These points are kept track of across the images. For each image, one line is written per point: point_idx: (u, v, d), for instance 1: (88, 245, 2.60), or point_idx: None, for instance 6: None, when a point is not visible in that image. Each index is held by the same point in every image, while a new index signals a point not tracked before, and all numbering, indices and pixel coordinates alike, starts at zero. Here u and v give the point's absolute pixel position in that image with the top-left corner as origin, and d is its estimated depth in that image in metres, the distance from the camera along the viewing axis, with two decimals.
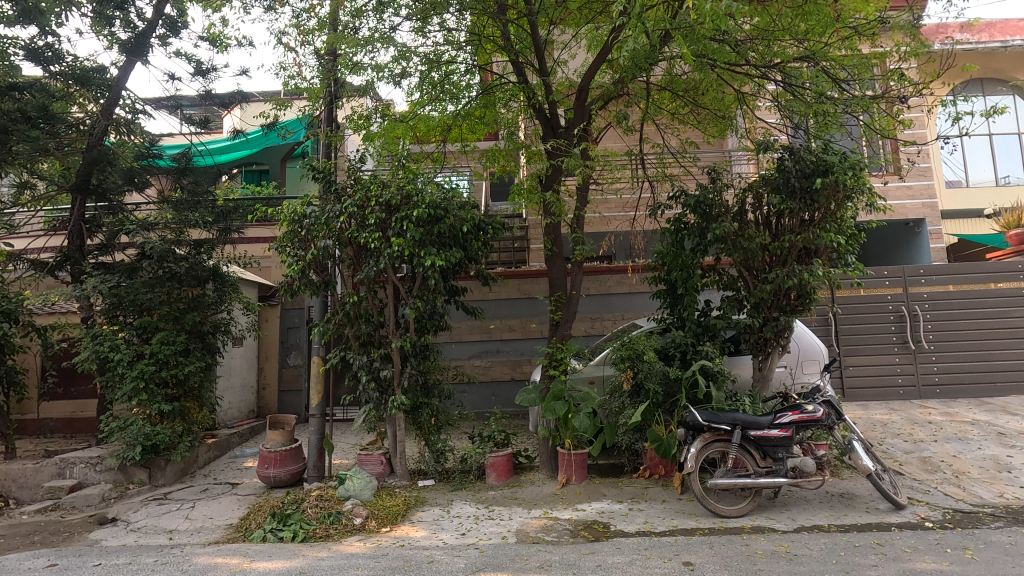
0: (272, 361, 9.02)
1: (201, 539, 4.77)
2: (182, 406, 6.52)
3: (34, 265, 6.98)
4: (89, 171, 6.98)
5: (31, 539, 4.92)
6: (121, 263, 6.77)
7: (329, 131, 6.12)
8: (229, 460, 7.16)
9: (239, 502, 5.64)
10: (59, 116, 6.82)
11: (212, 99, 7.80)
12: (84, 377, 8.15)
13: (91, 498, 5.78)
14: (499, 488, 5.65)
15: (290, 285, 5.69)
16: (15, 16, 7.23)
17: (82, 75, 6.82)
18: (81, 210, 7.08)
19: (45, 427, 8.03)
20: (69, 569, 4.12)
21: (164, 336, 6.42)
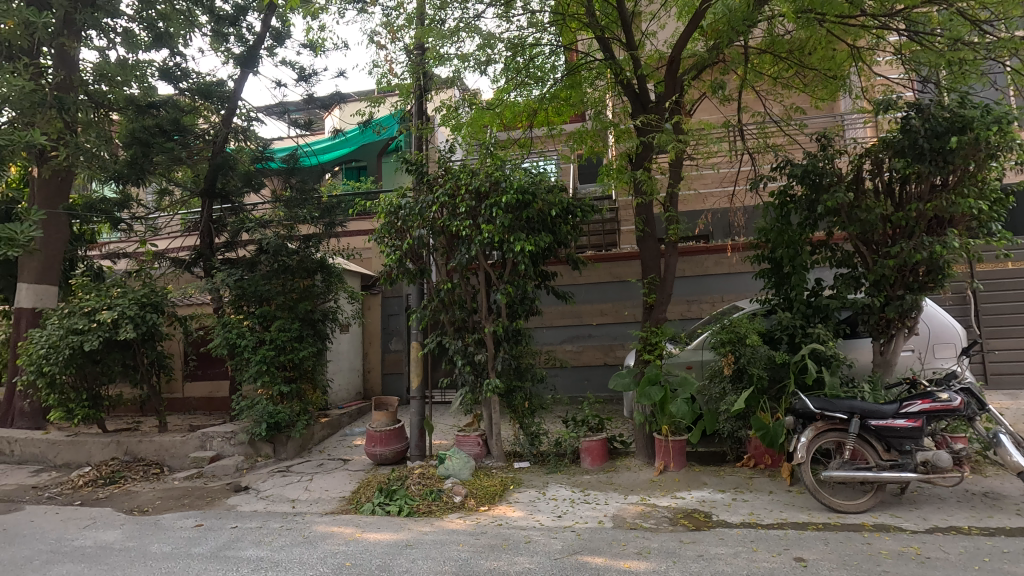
0: (376, 347, 9.56)
1: (320, 509, 5.21)
2: (299, 387, 7.14)
3: (175, 263, 7.92)
4: (214, 175, 7.75)
5: (182, 501, 5.64)
6: (243, 259, 7.48)
7: (420, 124, 6.32)
8: (341, 438, 7.73)
9: (351, 476, 6.08)
10: (189, 128, 7.64)
11: (315, 102, 8.33)
12: (218, 361, 9.16)
13: (228, 468, 6.51)
14: (594, 472, 5.63)
15: (389, 275, 5.95)
16: (150, 41, 8.19)
17: (205, 89, 7.63)
18: (210, 212, 7.91)
19: (190, 404, 9.14)
20: (213, 529, 4.68)
21: (281, 324, 7.04)
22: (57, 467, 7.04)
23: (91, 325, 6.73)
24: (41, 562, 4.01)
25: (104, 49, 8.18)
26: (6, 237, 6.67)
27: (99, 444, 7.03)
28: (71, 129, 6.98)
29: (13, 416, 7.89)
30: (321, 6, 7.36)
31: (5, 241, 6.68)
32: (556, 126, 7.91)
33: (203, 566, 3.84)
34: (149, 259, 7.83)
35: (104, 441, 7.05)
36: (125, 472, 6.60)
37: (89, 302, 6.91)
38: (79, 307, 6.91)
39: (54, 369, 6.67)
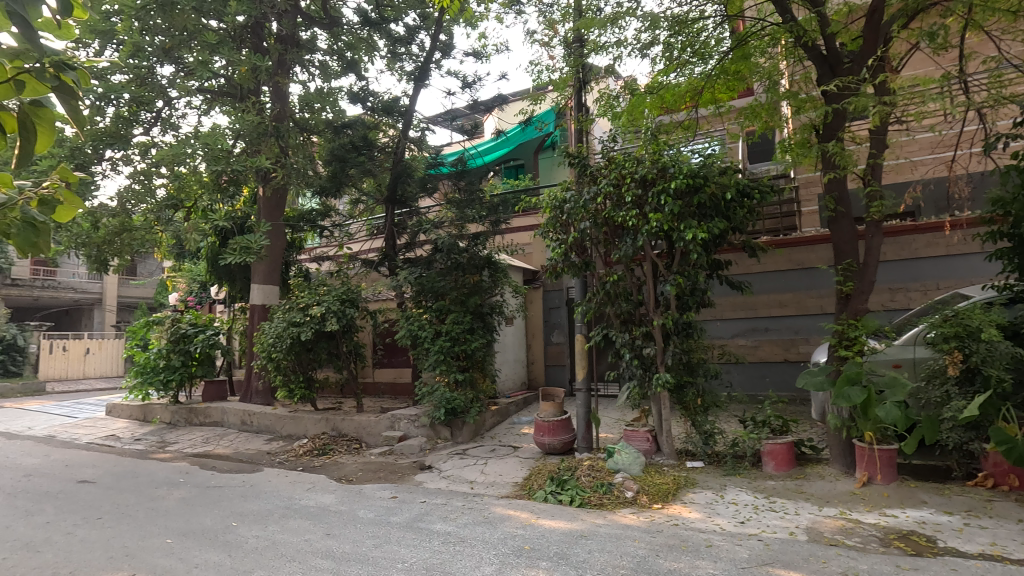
0: (539, 339, 9.84)
1: (496, 492, 5.50)
2: (471, 376, 7.62)
3: (365, 263, 8.96)
4: (396, 183, 8.59)
5: (379, 474, 6.38)
6: (421, 258, 8.19)
7: (580, 117, 6.31)
8: (510, 426, 8.10)
9: (522, 463, 6.33)
10: (374, 143, 8.58)
11: (478, 106, 8.79)
12: (401, 350, 10.18)
13: (414, 447, 7.21)
14: (780, 478, 5.14)
15: (554, 268, 6.01)
16: (340, 70, 9.34)
17: (386, 105, 8.53)
18: (392, 217, 8.79)
19: (379, 388, 10.31)
20: (406, 501, 5.21)
21: (455, 317, 7.58)
22: (284, 437, 8.42)
23: (305, 319, 7.92)
24: (279, 515, 4.82)
25: (306, 82, 9.54)
26: (245, 246, 8.17)
27: (313, 419, 8.25)
28: (286, 152, 8.26)
29: (251, 393, 9.63)
30: (482, 13, 7.73)
31: (244, 249, 8.17)
32: (724, 103, 7.34)
33: (401, 534, 4.28)
34: (346, 261, 8.97)
35: (317, 417, 8.25)
36: (333, 445, 7.66)
37: (303, 298, 8.14)
38: (296, 303, 8.19)
39: (280, 355, 7.97)
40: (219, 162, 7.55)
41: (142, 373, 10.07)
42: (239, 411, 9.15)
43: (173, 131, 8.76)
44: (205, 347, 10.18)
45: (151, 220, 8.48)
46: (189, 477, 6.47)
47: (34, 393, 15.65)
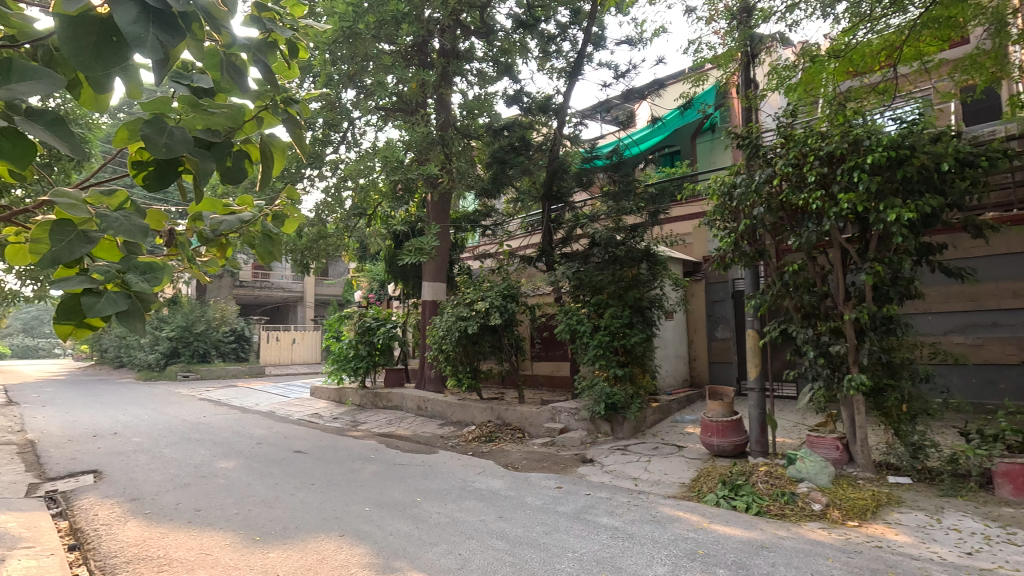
0: (701, 334, 9.34)
1: (662, 491, 5.34)
2: (631, 371, 7.48)
3: (524, 259, 9.28)
4: (552, 180, 8.77)
5: (543, 464, 6.58)
6: (578, 253, 8.26)
7: (748, 93, 5.81)
8: (672, 424, 7.81)
9: (688, 463, 6.06)
10: (531, 142, 8.83)
11: (633, 95, 8.58)
12: (558, 344, 10.41)
13: (575, 440, 7.29)
14: (1022, 506, 4.23)
15: (722, 259, 5.61)
16: (495, 75, 9.76)
17: (542, 104, 8.74)
18: (549, 212, 8.97)
19: (538, 380, 10.65)
20: (571, 493, 5.29)
21: (614, 312, 7.51)
22: (454, 423, 9.09)
23: (471, 313, 8.46)
24: (456, 495, 5.21)
25: (466, 90, 10.14)
26: (418, 247, 8.98)
27: (479, 408, 8.77)
28: (450, 158, 8.88)
29: (424, 381, 10.56)
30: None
31: (418, 250, 8.98)
32: (931, 57, 6.23)
33: (569, 524, 4.35)
34: (506, 258, 9.37)
35: (483, 406, 8.77)
36: (499, 433, 8.07)
37: (469, 294, 8.71)
38: (463, 299, 8.78)
39: (449, 347, 8.60)
40: (395, 171, 8.40)
41: (337, 360, 11.61)
42: (415, 397, 10.10)
43: (356, 148, 9.93)
44: (385, 339, 11.42)
45: (342, 228, 9.71)
46: (378, 454, 7.31)
47: (258, 375, 18.97)
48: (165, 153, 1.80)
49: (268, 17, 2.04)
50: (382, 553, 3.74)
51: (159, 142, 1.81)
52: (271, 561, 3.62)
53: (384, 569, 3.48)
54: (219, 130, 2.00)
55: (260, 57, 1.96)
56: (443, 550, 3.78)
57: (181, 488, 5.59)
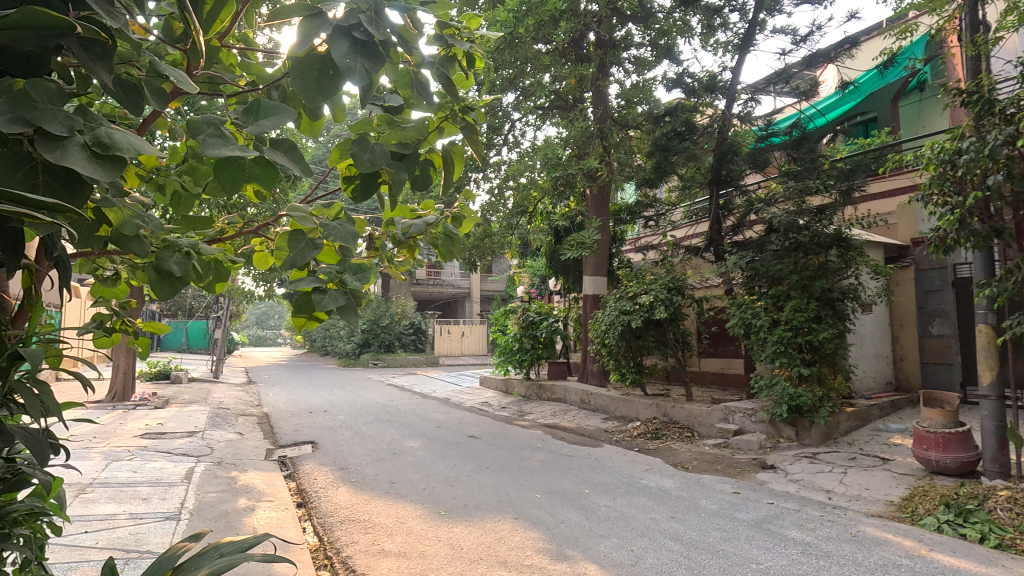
0: (910, 330, 8.03)
1: (863, 508, 4.69)
2: (819, 371, 6.71)
3: (690, 250, 8.83)
4: (721, 163, 8.20)
5: (716, 466, 6.20)
6: (752, 241, 7.64)
7: (976, 38, 4.80)
8: (873, 433, 6.81)
9: (896, 479, 5.24)
10: (697, 125, 8.35)
11: (817, 60, 7.64)
12: (729, 339, 9.78)
13: (752, 443, 6.74)
14: None
15: (943, 241, 4.74)
16: (654, 59, 9.41)
17: (709, 84, 8.20)
18: (717, 198, 8.40)
19: (706, 378, 10.12)
20: (751, 500, 4.91)
21: (796, 304, 6.79)
22: (618, 418, 9.01)
23: (635, 307, 8.29)
24: (624, 490, 5.16)
25: (624, 79, 9.94)
26: (580, 242, 9.06)
27: (644, 404, 8.56)
28: (609, 150, 8.79)
29: (587, 375, 10.63)
30: None
31: (579, 244, 9.06)
32: None
33: (751, 533, 4.05)
34: (671, 249, 9.01)
35: (648, 402, 8.54)
36: (666, 431, 7.80)
37: (632, 288, 8.55)
38: (626, 292, 8.64)
39: (613, 342, 8.54)
40: (556, 168, 8.56)
41: (504, 352, 12.23)
42: (579, 391, 10.21)
43: (517, 149, 10.34)
44: (548, 333, 11.72)
45: (505, 226, 10.19)
46: (545, 444, 7.55)
47: (434, 364, 20.81)
48: (369, 167, 2.05)
49: (449, 34, 2.20)
50: (554, 539, 3.86)
51: (364, 158, 2.06)
52: (455, 535, 3.95)
53: (558, 555, 3.58)
54: (409, 142, 2.21)
55: (443, 72, 2.12)
56: (615, 544, 3.77)
57: (378, 462, 6.37)
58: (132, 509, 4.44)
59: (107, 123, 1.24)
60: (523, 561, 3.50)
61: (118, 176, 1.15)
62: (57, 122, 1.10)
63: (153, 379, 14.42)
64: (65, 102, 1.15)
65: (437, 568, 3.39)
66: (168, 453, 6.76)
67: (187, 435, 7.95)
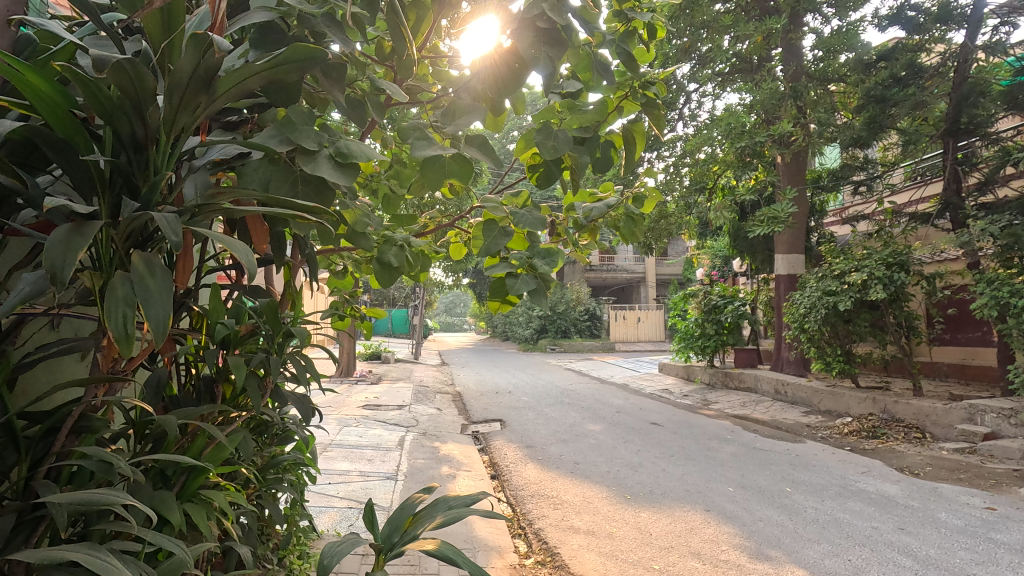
0: None
1: None
2: None
3: (916, 218, 7.45)
4: (959, 109, 6.69)
5: (959, 475, 5.17)
6: (1009, 201, 6.17)
7: None
8: None
9: None
10: (924, 67, 6.96)
11: None
12: (973, 324, 8.07)
13: (1012, 451, 5.48)
14: None
15: None
16: None
17: (943, 13, 6.72)
18: (955, 152, 6.90)
19: (941, 370, 8.50)
20: (1012, 519, 4.01)
21: None
22: (822, 412, 8.00)
23: (843, 287, 7.26)
24: (835, 493, 4.59)
25: (821, 28, 8.72)
26: (771, 217, 8.20)
27: (856, 398, 7.48)
28: (804, 111, 7.80)
29: (783, 363, 9.65)
30: None
31: (770, 220, 8.22)
32: None
33: (1015, 559, 3.31)
34: (889, 218, 7.69)
35: (861, 396, 7.45)
36: (886, 430, 6.71)
37: (838, 265, 7.50)
38: (830, 271, 7.62)
39: (814, 327, 7.59)
40: (740, 138, 7.89)
41: (684, 338, 11.69)
42: (773, 380, 9.32)
43: (694, 122, 9.72)
44: (734, 317, 10.90)
45: (683, 206, 9.70)
46: (735, 435, 7.04)
47: (610, 350, 20.78)
48: (552, 154, 2.08)
49: (627, 8, 2.13)
50: (753, 537, 3.59)
51: (547, 146, 2.10)
52: (643, 520, 3.91)
53: (757, 554, 3.33)
54: (590, 125, 2.20)
55: (623, 49, 2.07)
56: (827, 551, 3.38)
57: (562, 443, 6.58)
58: (362, 468, 5.24)
59: (343, 137, 1.45)
60: (718, 555, 3.33)
61: (355, 180, 1.34)
62: (310, 139, 1.32)
63: (368, 359, 16.79)
64: (314, 123, 1.37)
65: (627, 550, 3.40)
66: (384, 423, 7.84)
67: (398, 408, 9.12)
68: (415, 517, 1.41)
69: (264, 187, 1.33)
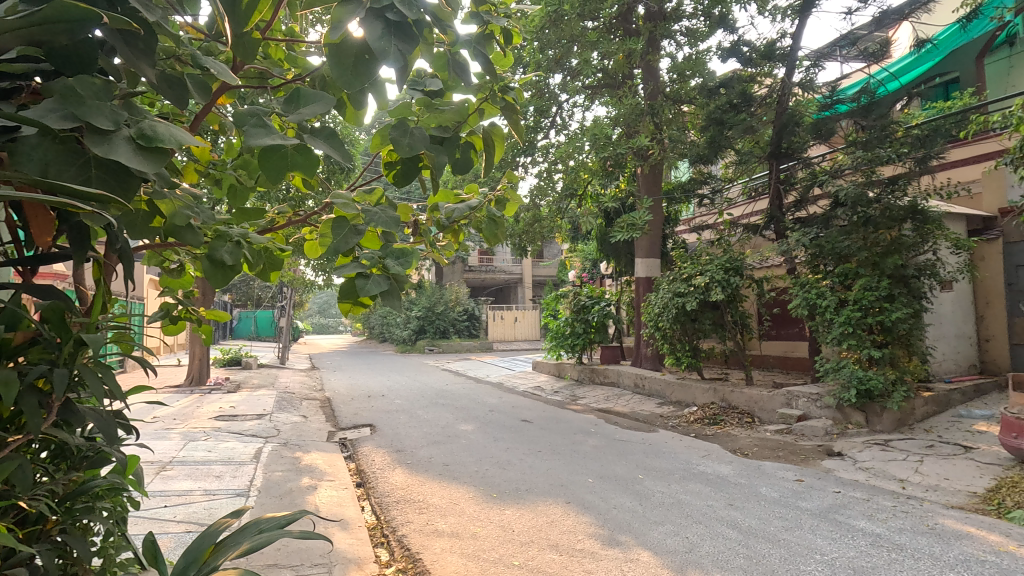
0: (999, 308, 7.81)
1: (942, 500, 4.46)
2: (892, 353, 6.34)
3: (748, 229, 8.46)
4: (781, 135, 7.72)
5: (778, 453, 5.98)
6: (816, 216, 7.25)
7: None
8: (954, 420, 6.48)
9: (980, 470, 4.97)
10: (754, 96, 7.93)
11: (887, 18, 7.29)
12: (792, 321, 9.39)
13: (817, 430, 6.46)
14: None
15: None
16: (707, 30, 8.98)
17: (768, 51, 7.75)
18: (778, 173, 7.97)
19: (768, 362, 9.75)
20: (816, 487, 4.71)
21: (866, 283, 6.42)
22: (673, 403, 8.79)
23: (689, 289, 8.05)
24: (680, 476, 5.05)
25: (674, 53, 9.60)
26: (631, 223, 8.85)
27: (701, 389, 8.33)
28: (661, 128, 8.53)
29: (641, 359, 10.45)
30: None
31: (630, 226, 8.85)
32: None
33: (815, 522, 3.88)
34: (727, 228, 8.67)
35: (704, 387, 8.31)
36: (724, 416, 7.57)
37: (686, 269, 8.30)
38: (680, 274, 8.42)
39: (667, 325, 8.33)
40: (604, 148, 8.42)
41: (556, 337, 12.17)
42: (633, 375, 10.04)
43: (565, 131, 10.19)
44: (601, 317, 11.62)
45: (555, 211, 10.13)
46: (598, 428, 7.47)
47: (488, 350, 21.06)
48: (408, 152, 2.02)
49: (485, 10, 2.15)
50: (606, 524, 3.83)
51: (402, 143, 2.03)
52: (507, 517, 3.98)
53: (609, 540, 3.55)
54: (449, 125, 2.15)
55: (479, 51, 2.06)
56: (669, 531, 3.70)
57: (433, 445, 6.51)
58: (207, 486, 4.74)
59: (152, 118, 1.27)
60: (574, 544, 3.49)
61: (163, 166, 1.18)
62: (103, 117, 1.14)
63: (226, 365, 15.32)
64: (112, 99, 1.19)
65: (489, 549, 3.44)
66: (238, 434, 7.18)
67: (256, 418, 8.41)
68: (216, 547, 1.29)
69: (41, 170, 1.12)
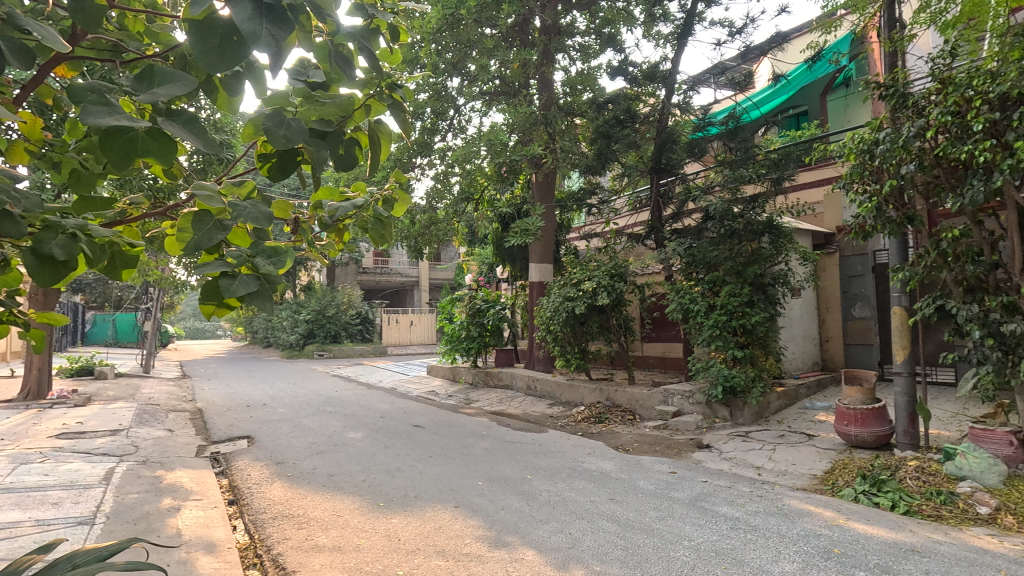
0: (836, 313, 9.01)
1: (789, 483, 5.04)
2: (752, 352, 7.05)
3: (631, 238, 9.01)
4: (661, 152, 8.32)
5: (655, 447, 6.40)
6: (690, 228, 7.89)
7: (893, 35, 5.28)
8: (800, 411, 7.36)
9: (820, 454, 5.68)
10: (638, 114, 8.46)
11: (751, 52, 8.14)
12: (670, 324, 10.12)
13: (690, 424, 7.01)
14: None
15: (861, 227, 5.36)
16: (598, 48, 9.45)
17: (651, 72, 8.31)
18: (658, 186, 8.56)
19: (649, 362, 10.43)
20: (687, 478, 5.10)
21: (731, 289, 7.08)
22: (563, 403, 9.10)
23: (578, 293, 8.38)
24: (566, 474, 5.22)
25: (567, 67, 9.99)
26: (525, 229, 9.04)
27: (588, 389, 8.71)
28: (554, 137, 8.81)
29: (534, 361, 10.71)
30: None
31: (524, 231, 9.04)
32: None
33: (684, 510, 4.20)
34: (613, 237, 9.16)
35: (592, 387, 8.70)
36: (609, 414, 7.97)
37: (576, 274, 8.64)
38: (570, 279, 8.75)
39: (557, 328, 8.61)
40: (500, 154, 8.54)
41: (450, 340, 12.10)
42: (525, 377, 10.25)
43: (462, 134, 10.19)
44: (496, 320, 11.74)
45: (451, 213, 10.08)
46: (491, 431, 7.52)
47: (381, 354, 20.44)
48: (283, 144, 1.86)
49: (370, 4, 2.08)
50: (494, 526, 3.85)
51: (277, 134, 1.88)
52: (394, 526, 3.87)
53: (496, 542, 3.58)
54: (331, 119, 2.05)
55: (364, 44, 1.98)
56: (553, 528, 3.80)
57: (317, 455, 6.17)
58: (39, 515, 4.10)
59: None
60: (460, 549, 3.47)
61: None
62: None
63: (74, 375, 13.42)
64: None
65: (372, 560, 3.31)
66: (85, 453, 6.31)
67: (109, 434, 7.45)
68: None
69: None
